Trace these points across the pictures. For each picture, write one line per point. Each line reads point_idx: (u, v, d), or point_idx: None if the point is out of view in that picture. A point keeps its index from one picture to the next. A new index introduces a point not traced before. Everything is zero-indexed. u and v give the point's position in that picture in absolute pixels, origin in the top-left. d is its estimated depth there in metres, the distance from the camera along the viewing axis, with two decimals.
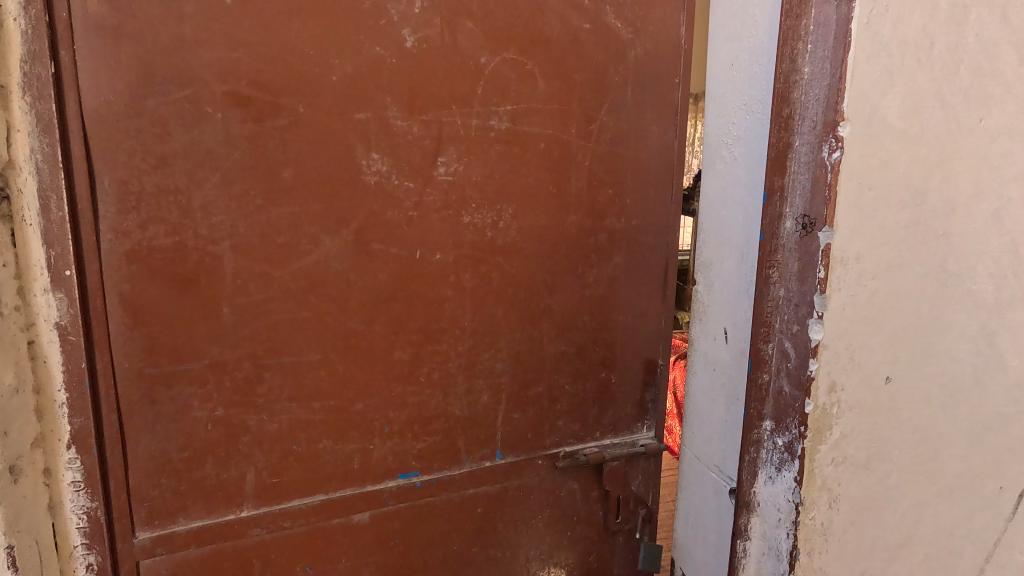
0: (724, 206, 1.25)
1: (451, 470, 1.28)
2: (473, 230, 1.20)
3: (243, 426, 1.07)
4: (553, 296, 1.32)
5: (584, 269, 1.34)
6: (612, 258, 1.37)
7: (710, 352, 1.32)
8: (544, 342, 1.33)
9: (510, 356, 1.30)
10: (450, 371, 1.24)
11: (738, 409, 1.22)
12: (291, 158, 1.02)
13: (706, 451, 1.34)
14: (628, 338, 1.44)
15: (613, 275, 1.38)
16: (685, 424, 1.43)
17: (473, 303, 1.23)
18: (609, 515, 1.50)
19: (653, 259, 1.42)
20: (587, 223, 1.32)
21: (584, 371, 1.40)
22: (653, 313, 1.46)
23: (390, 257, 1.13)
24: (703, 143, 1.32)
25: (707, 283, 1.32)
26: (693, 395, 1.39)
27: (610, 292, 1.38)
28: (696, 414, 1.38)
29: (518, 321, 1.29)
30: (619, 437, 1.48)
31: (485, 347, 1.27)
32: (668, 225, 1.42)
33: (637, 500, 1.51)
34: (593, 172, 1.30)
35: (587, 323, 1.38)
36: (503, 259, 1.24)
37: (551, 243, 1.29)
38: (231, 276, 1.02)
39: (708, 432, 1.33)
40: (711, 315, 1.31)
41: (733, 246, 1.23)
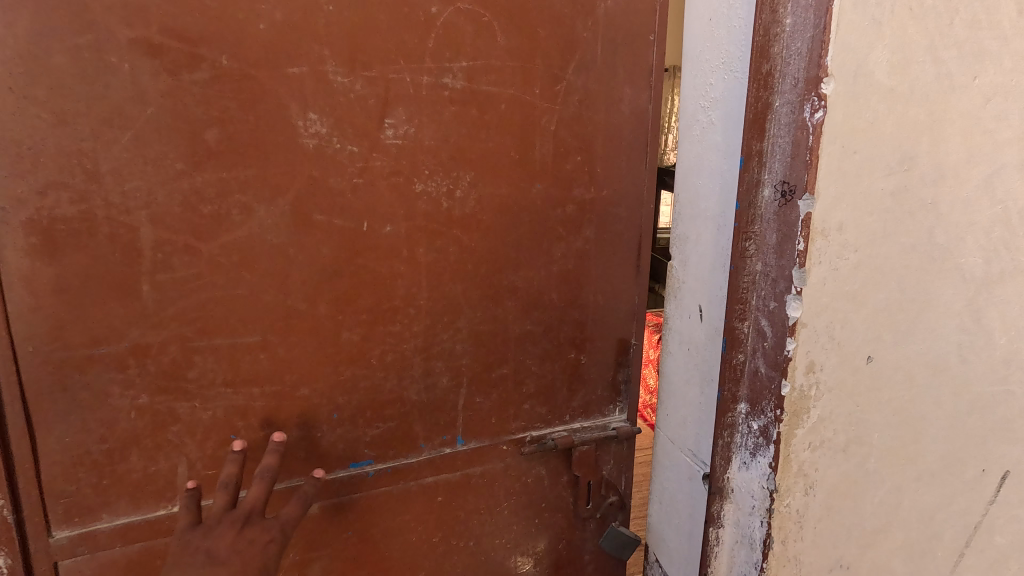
0: (702, 175, 1.16)
1: (408, 459, 1.20)
2: (428, 200, 1.10)
3: (171, 415, 0.98)
4: (517, 272, 1.23)
5: (551, 243, 1.26)
6: (582, 230, 1.29)
7: (685, 331, 1.24)
8: (507, 322, 1.25)
9: (473, 336, 1.22)
10: (404, 352, 1.16)
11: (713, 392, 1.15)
12: (215, 117, 0.91)
13: (679, 434, 1.27)
14: (598, 317, 1.37)
15: (583, 248, 1.30)
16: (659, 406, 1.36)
17: (429, 279, 1.14)
18: (579, 502, 1.44)
19: (625, 232, 1.34)
20: (554, 193, 1.23)
21: (552, 351, 1.33)
22: (625, 290, 1.38)
23: (335, 229, 1.04)
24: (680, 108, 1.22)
25: (683, 257, 1.23)
26: (665, 377, 1.32)
27: (579, 267, 1.31)
28: (669, 396, 1.31)
29: (479, 299, 1.21)
30: (590, 420, 1.42)
31: (445, 326, 1.19)
32: (643, 197, 1.33)
33: (610, 486, 1.46)
34: (559, 137, 1.20)
35: (555, 301, 1.30)
36: (461, 231, 1.15)
37: (515, 215, 1.20)
38: (151, 249, 0.92)
39: (682, 415, 1.26)
40: (687, 291, 1.23)
41: (712, 217, 1.13)
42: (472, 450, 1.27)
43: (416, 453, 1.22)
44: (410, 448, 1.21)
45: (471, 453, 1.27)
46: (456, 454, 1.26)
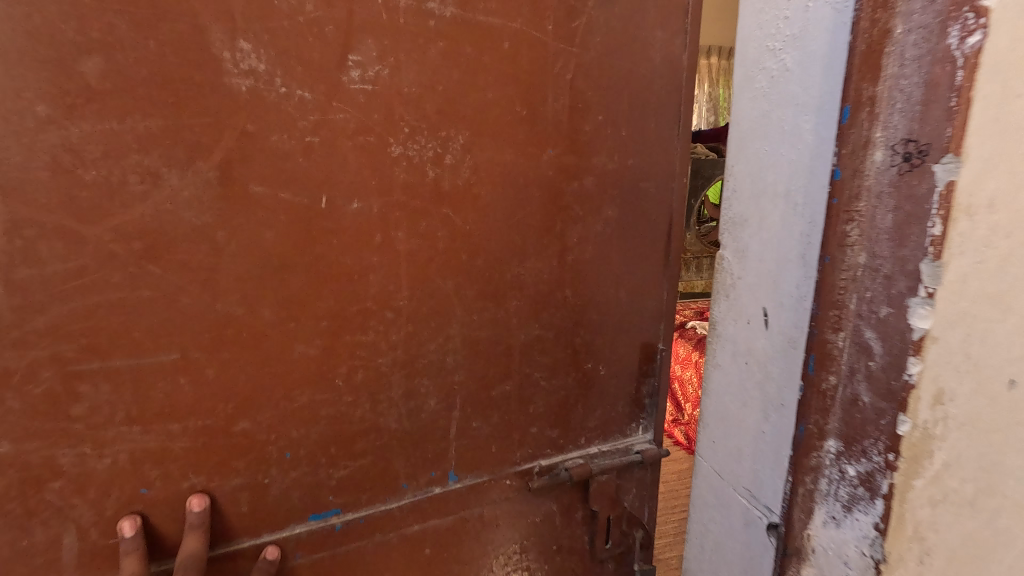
0: (770, 137, 0.91)
1: (388, 504, 0.94)
2: (409, 168, 0.83)
3: (50, 467, 0.70)
4: (523, 264, 0.98)
5: (564, 227, 1.00)
6: (601, 210, 1.04)
7: (742, 335, 0.99)
8: (511, 327, 1.00)
9: (469, 345, 0.96)
10: (380, 370, 0.89)
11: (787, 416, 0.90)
12: (96, 41, 0.64)
13: (732, 459, 1.04)
14: (620, 317, 1.13)
15: (601, 234, 1.05)
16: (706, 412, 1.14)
17: (411, 272, 0.88)
18: (597, 541, 1.19)
19: (653, 214, 1.10)
20: (570, 162, 0.97)
21: (564, 361, 1.08)
22: (651, 285, 1.14)
23: (282, 207, 0.76)
24: (738, 56, 0.97)
25: (742, 241, 0.98)
26: (714, 386, 1.09)
27: (598, 257, 1.06)
28: (719, 410, 1.08)
29: (475, 297, 0.95)
30: (610, 443, 1.18)
31: (433, 334, 0.93)
32: (675, 169, 1.09)
33: (634, 520, 1.21)
34: (576, 89, 0.94)
35: (568, 299, 1.05)
36: (454, 208, 0.88)
37: (521, 190, 0.94)
38: (4, 233, 0.63)
39: (737, 439, 1.02)
40: (745, 285, 0.98)
41: (785, 191, 0.88)
42: (469, 488, 1.02)
43: (398, 498, 0.95)
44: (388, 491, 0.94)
45: (467, 492, 1.02)
46: (449, 494, 1.00)
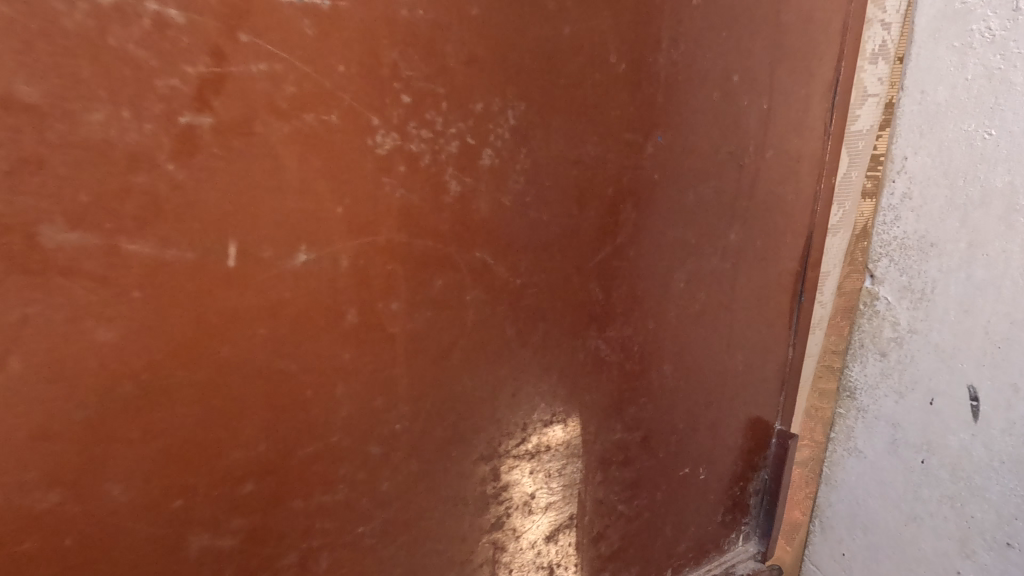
0: (996, 111, 0.60)
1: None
2: (415, 176, 0.41)
3: None
4: (606, 334, 0.55)
5: (672, 263, 0.56)
6: (721, 234, 0.59)
7: (921, 379, 0.70)
8: (580, 440, 0.57)
9: (511, 476, 0.54)
10: (361, 546, 0.48)
11: (1006, 515, 0.63)
12: None
13: (871, 528, 0.77)
14: (732, 392, 0.67)
15: (723, 270, 0.60)
16: (832, 464, 0.80)
17: (416, 373, 0.46)
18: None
19: (787, 235, 0.64)
20: (690, 154, 0.54)
21: (652, 473, 0.64)
22: (777, 342, 0.69)
23: (136, 276, 0.34)
24: None
25: (960, 242, 0.65)
26: (855, 435, 0.78)
27: (710, 306, 0.61)
28: (863, 469, 0.77)
29: (528, 402, 0.53)
30: (702, 568, 0.73)
31: (458, 470, 0.51)
32: (826, 165, 0.64)
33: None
34: (710, 20, 0.51)
35: (665, 380, 0.61)
36: (495, 249, 0.46)
37: (611, 209, 0.51)
38: None
39: (886, 510, 0.75)
40: (940, 310, 0.68)
41: (1017, 206, 0.60)
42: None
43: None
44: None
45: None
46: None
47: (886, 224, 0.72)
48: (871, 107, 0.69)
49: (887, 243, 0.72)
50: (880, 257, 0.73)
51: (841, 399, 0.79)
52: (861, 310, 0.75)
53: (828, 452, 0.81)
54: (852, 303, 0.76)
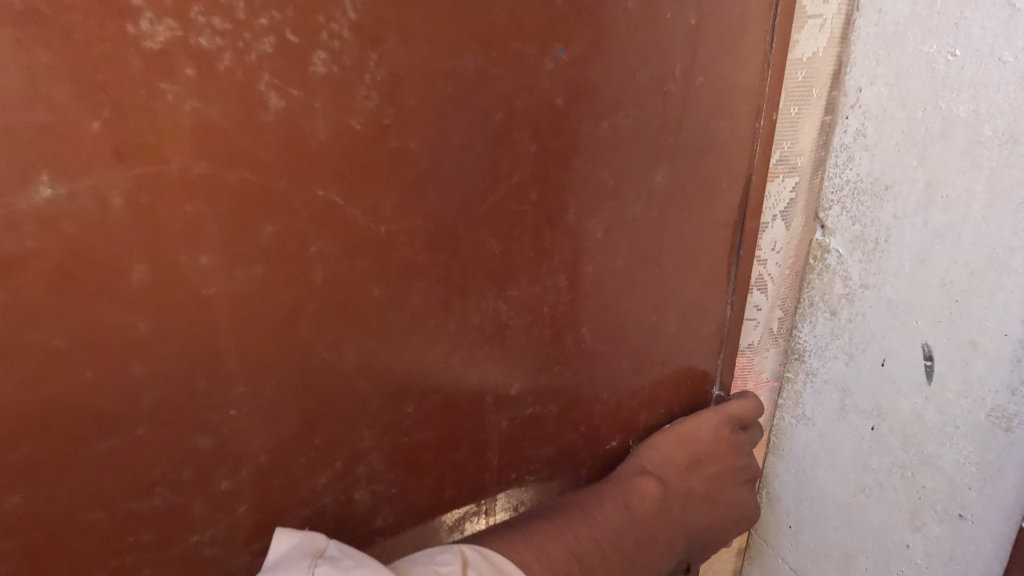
0: (961, 26, 0.50)
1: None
2: (216, 84, 0.31)
3: None
4: (507, 296, 0.45)
5: (589, 207, 0.46)
6: (646, 175, 0.49)
7: (873, 337, 0.63)
8: (483, 421, 0.48)
9: (400, 464, 0.44)
10: (200, 561, 0.38)
11: (959, 483, 0.57)
12: None
13: (819, 500, 0.72)
14: (667, 360, 0.58)
15: (653, 215, 0.51)
16: (780, 432, 0.76)
17: (251, 347, 0.36)
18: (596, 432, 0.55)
19: (729, 180, 0.54)
20: (602, 74, 0.43)
21: (574, 450, 0.55)
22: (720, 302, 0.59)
23: None
24: None
25: (917, 182, 0.56)
26: (804, 401, 0.72)
27: (638, 261, 0.51)
28: (812, 437, 0.72)
29: (411, 380, 0.42)
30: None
31: (329, 460, 0.41)
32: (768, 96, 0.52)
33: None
34: None
35: (585, 348, 0.51)
36: (344, 185, 0.35)
37: (504, 137, 0.40)
38: None
39: (835, 480, 0.69)
40: (894, 262, 0.59)
41: (981, 136, 0.50)
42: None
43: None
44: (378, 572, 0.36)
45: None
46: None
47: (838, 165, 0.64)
48: (812, 31, 0.59)
49: (839, 188, 0.64)
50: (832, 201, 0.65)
51: (791, 362, 0.73)
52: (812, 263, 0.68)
53: (777, 419, 0.76)
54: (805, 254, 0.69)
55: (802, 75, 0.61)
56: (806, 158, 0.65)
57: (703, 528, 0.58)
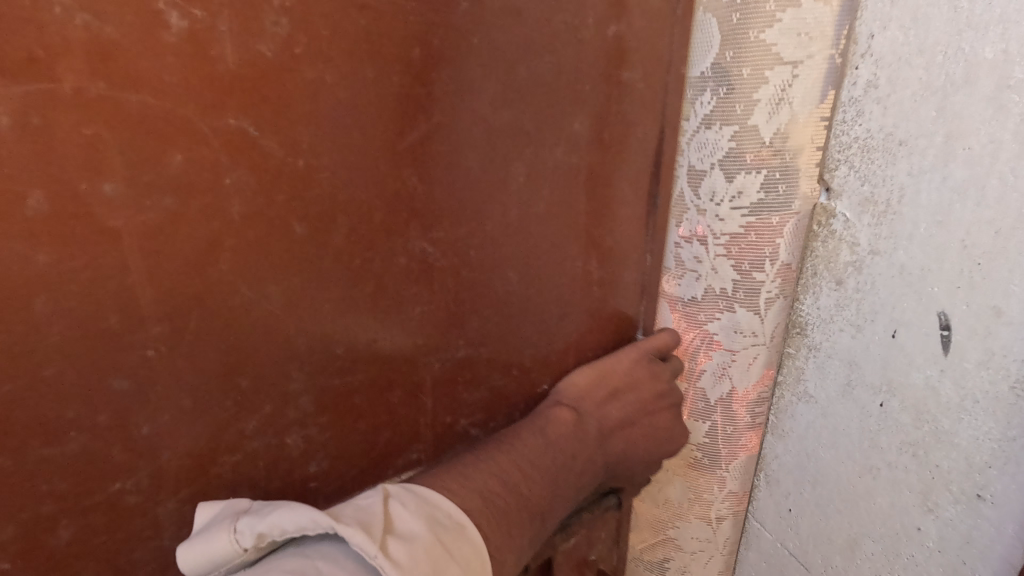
0: None
1: (317, 551, 0.39)
2: (111, 56, 0.34)
3: None
4: (431, 235, 0.49)
5: (506, 161, 0.51)
6: (565, 123, 0.54)
7: (883, 306, 0.57)
8: (414, 356, 0.52)
9: (328, 408, 0.48)
10: (123, 506, 0.41)
11: (978, 464, 0.52)
12: None
13: (822, 482, 0.66)
14: (594, 305, 0.64)
15: (568, 172, 0.56)
16: (780, 411, 0.70)
17: (165, 277, 0.39)
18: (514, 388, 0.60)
19: (641, 127, 0.60)
20: (492, 36, 0.47)
21: (502, 399, 0.60)
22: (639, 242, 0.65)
23: None
24: None
25: (935, 135, 0.50)
26: (805, 378, 0.66)
27: (558, 208, 0.56)
28: (814, 416, 0.66)
29: (339, 311, 0.46)
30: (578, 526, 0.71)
31: (258, 405, 0.45)
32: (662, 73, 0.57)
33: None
34: None
35: (512, 293, 0.56)
36: (254, 115, 0.39)
37: (407, 97, 0.44)
38: None
39: (839, 461, 0.64)
40: (908, 224, 0.54)
41: (1011, 79, 0.45)
42: (462, 526, 0.44)
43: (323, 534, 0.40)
44: (286, 510, 0.39)
45: (469, 533, 0.44)
46: (441, 523, 0.43)
47: (815, 102, 0.57)
48: None
49: (847, 146, 0.57)
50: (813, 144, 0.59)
51: (791, 337, 0.67)
52: (802, 218, 0.61)
53: (776, 398, 0.70)
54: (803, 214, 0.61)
55: (733, 15, 0.57)
56: (776, 132, 0.58)
57: (625, 455, 0.64)
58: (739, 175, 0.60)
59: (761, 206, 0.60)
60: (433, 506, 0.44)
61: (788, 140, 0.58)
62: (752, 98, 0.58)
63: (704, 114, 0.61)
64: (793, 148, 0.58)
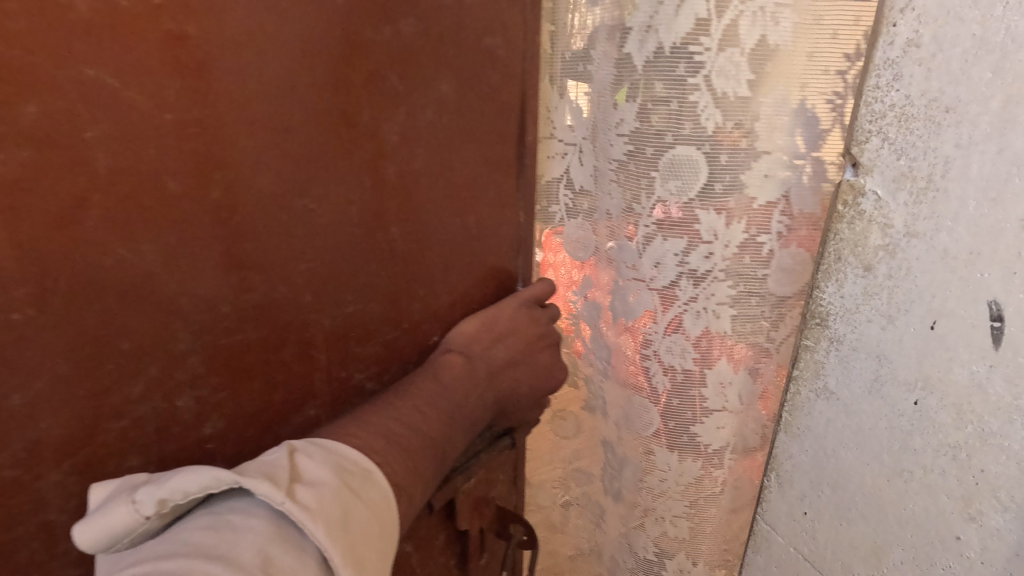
0: None
1: (229, 507, 0.42)
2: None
3: None
4: (312, 189, 0.52)
5: (378, 116, 0.54)
6: (433, 83, 0.57)
7: (920, 294, 0.51)
8: (305, 307, 0.55)
9: (221, 367, 0.51)
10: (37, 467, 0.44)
11: None
12: None
13: (842, 484, 0.62)
14: (473, 258, 0.68)
15: (437, 131, 0.59)
16: (795, 407, 0.64)
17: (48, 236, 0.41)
18: (405, 341, 0.65)
19: (504, 92, 0.63)
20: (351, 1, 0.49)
21: (394, 347, 0.64)
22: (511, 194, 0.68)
23: None
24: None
25: (991, 100, 0.44)
26: (826, 372, 0.60)
27: (436, 161, 0.60)
28: (836, 413, 0.60)
29: (224, 270, 0.49)
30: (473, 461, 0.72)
31: (142, 366, 0.47)
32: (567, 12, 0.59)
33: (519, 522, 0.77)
34: None
35: (397, 246, 0.60)
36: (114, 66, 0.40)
37: (275, 64, 0.47)
38: None
39: (863, 461, 0.59)
40: (955, 203, 0.47)
41: None
42: (369, 471, 0.47)
43: (230, 492, 0.43)
44: (187, 476, 0.41)
45: (376, 477, 0.48)
46: (347, 470, 0.46)
47: (692, 25, 0.51)
48: None
49: (881, 114, 0.51)
50: (710, 75, 0.51)
51: (809, 328, 0.61)
52: (698, 149, 0.54)
53: (791, 394, 0.64)
54: (728, 175, 0.54)
55: None
56: (643, 74, 0.54)
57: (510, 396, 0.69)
58: (621, 104, 0.57)
59: (636, 138, 0.56)
60: (344, 458, 0.47)
61: (660, 68, 0.53)
62: (627, 22, 0.55)
63: (600, 39, 0.59)
64: (670, 75, 0.53)
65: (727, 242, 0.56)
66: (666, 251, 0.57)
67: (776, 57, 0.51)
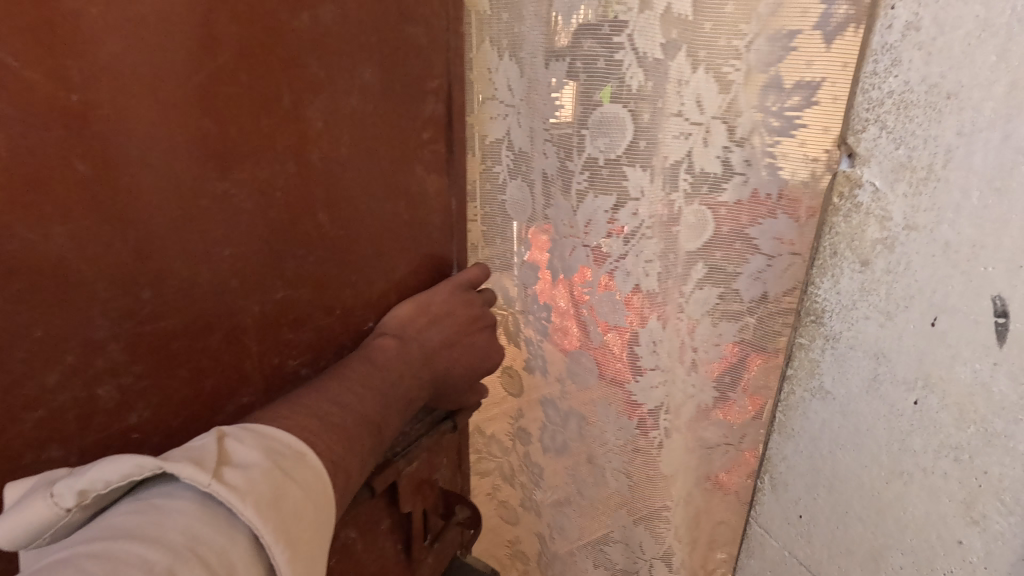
0: None
1: (153, 492, 0.38)
2: None
3: None
4: (232, 173, 0.48)
5: (298, 95, 0.51)
6: (357, 67, 0.54)
7: (919, 291, 0.49)
8: (226, 297, 0.50)
9: (146, 351, 0.47)
10: None
11: None
12: None
13: (839, 487, 0.59)
14: (405, 234, 0.64)
15: (371, 116, 0.57)
16: (789, 407, 0.62)
17: None
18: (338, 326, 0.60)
19: (436, 75, 0.61)
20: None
21: (326, 336, 0.59)
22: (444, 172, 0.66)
23: None
24: None
25: (995, 85, 0.41)
26: (821, 371, 0.58)
27: (365, 140, 0.57)
28: (830, 413, 0.58)
29: (123, 262, 0.44)
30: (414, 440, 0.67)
31: (58, 356, 0.42)
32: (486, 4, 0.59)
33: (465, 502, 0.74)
34: None
35: (326, 230, 0.56)
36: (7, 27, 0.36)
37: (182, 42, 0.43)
38: None
39: (858, 462, 0.56)
40: (956, 193, 0.45)
41: None
42: (302, 454, 0.44)
43: (162, 476, 0.40)
44: (106, 462, 0.38)
45: (310, 460, 0.44)
46: (280, 453, 0.43)
47: None
48: None
49: (879, 102, 0.48)
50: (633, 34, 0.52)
51: (805, 325, 0.58)
52: (624, 107, 0.54)
53: (786, 393, 0.62)
54: (664, 138, 0.55)
55: None
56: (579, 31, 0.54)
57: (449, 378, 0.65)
58: (550, 64, 0.58)
59: (580, 96, 0.56)
60: (275, 443, 0.43)
61: (588, 31, 0.54)
62: None
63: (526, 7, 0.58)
64: (596, 35, 0.53)
65: (652, 198, 0.56)
66: (596, 208, 0.58)
67: (684, 24, 0.51)
